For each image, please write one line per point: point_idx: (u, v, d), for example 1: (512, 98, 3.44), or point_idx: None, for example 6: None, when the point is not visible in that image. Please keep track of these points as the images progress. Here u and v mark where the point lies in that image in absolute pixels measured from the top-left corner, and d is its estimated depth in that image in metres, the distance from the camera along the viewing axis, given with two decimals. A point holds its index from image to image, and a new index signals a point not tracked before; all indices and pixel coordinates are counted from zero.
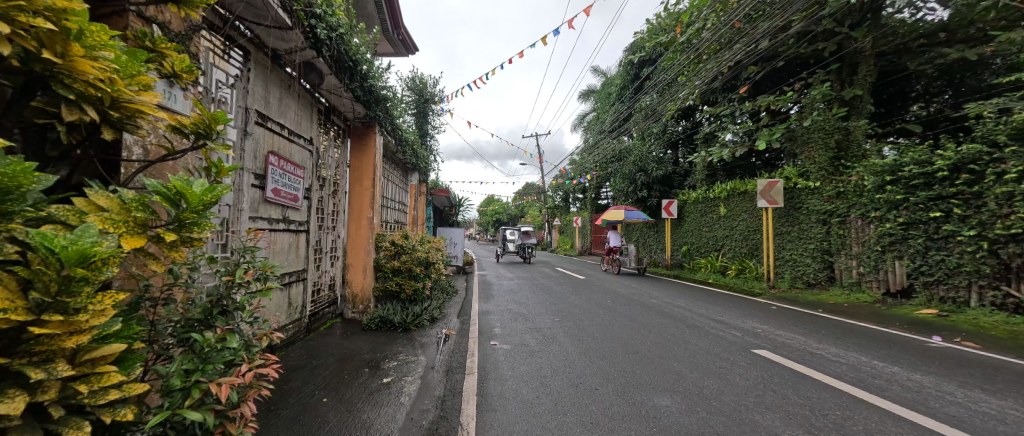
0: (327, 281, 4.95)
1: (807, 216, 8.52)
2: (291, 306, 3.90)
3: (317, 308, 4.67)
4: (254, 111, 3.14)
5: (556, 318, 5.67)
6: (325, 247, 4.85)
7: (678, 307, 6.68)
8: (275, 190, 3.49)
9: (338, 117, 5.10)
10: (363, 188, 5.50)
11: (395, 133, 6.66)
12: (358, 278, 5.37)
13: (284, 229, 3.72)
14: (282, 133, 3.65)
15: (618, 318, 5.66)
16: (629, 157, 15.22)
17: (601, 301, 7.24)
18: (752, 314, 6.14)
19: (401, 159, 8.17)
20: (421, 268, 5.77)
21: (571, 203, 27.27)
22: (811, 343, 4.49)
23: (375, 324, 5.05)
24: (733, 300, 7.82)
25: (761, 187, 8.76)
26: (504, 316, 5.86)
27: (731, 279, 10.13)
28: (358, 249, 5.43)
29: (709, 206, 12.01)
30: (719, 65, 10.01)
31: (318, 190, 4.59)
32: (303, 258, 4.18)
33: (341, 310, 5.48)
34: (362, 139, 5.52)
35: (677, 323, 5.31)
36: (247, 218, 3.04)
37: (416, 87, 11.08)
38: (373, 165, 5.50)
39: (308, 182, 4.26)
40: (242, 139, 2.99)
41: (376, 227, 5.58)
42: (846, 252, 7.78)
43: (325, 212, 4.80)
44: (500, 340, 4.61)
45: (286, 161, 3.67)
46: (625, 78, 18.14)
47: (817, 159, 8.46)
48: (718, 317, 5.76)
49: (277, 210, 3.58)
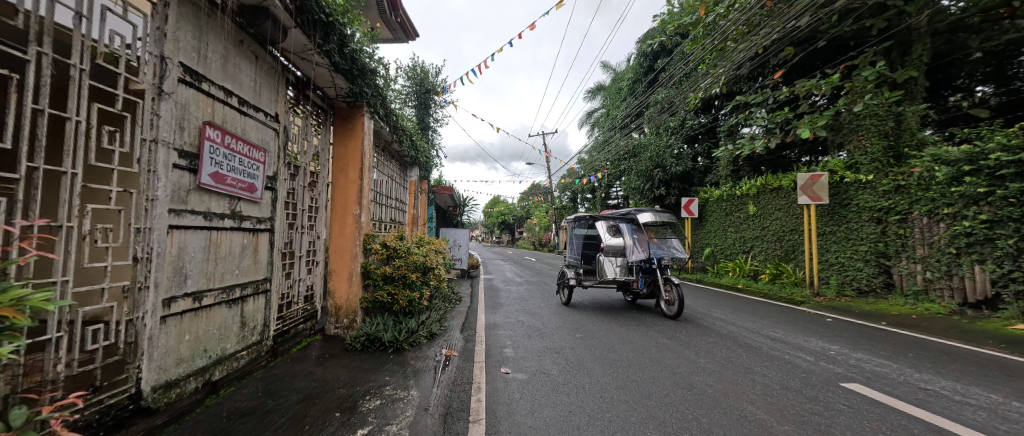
0: (304, 291, 4.10)
1: (856, 214, 7.51)
2: (245, 325, 3.02)
3: (289, 324, 3.80)
4: (179, 64, 2.29)
5: (578, 334, 4.76)
6: (300, 251, 4.00)
7: (716, 319, 5.69)
8: (216, 175, 2.63)
9: (316, 94, 4.23)
10: (348, 180, 4.62)
11: (390, 118, 5.80)
12: (343, 287, 4.50)
13: (235, 225, 2.87)
14: (229, 101, 2.78)
15: (653, 335, 4.72)
16: (645, 153, 14.20)
17: (625, 312, 6.27)
18: (810, 330, 5.16)
19: (397, 149, 7.30)
20: (418, 274, 4.89)
21: (580, 204, 26.15)
22: (908, 372, 3.54)
23: (360, 343, 4.17)
24: (776, 310, 6.82)
25: (802, 181, 7.79)
26: (515, 332, 4.95)
27: (764, 284, 9.12)
28: (344, 252, 4.56)
29: (735, 204, 11.01)
30: (752, 47, 8.94)
31: (289, 180, 3.72)
32: (267, 264, 3.32)
33: (322, 324, 4.60)
34: (346, 122, 4.67)
35: (730, 343, 4.35)
36: (164, 210, 2.20)
37: (417, 77, 10.28)
38: (360, 152, 4.62)
39: (272, 168, 3.38)
40: (156, 101, 2.14)
41: (365, 226, 4.72)
42: (908, 255, 6.75)
43: (299, 208, 3.94)
44: (513, 365, 3.70)
45: (234, 137, 2.81)
46: (638, 71, 17.21)
47: (868, 148, 7.47)
48: (774, 335, 4.79)
49: (223, 202, 2.72)
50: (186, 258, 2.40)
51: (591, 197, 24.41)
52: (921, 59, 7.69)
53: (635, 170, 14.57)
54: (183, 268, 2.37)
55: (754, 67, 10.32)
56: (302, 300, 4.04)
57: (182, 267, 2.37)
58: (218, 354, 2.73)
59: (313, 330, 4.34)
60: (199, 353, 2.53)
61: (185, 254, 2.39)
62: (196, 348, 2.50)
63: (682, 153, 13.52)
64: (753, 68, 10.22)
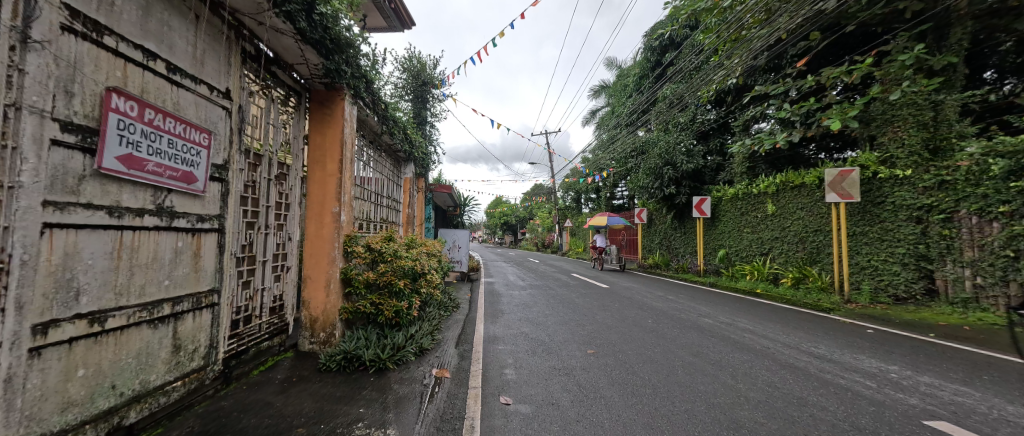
0: (271, 302, 3.50)
1: (892, 212, 6.84)
2: (179, 350, 2.41)
3: (248, 342, 3.18)
4: (61, 5, 1.69)
5: (590, 350, 4.15)
6: (265, 255, 3.40)
7: (741, 329, 5.07)
8: (129, 159, 2.02)
9: (286, 72, 3.64)
10: (326, 172, 4.03)
11: (377, 106, 5.20)
12: (319, 296, 3.90)
13: (162, 225, 2.26)
14: (153, 67, 2.19)
15: (676, 351, 4.08)
16: (654, 149, 13.53)
17: (641, 321, 5.61)
18: (854, 344, 4.52)
19: (388, 143, 6.68)
20: (406, 281, 4.27)
21: (584, 204, 25.63)
22: (1000, 404, 2.87)
23: (337, 362, 3.56)
24: (806, 318, 6.17)
25: (830, 177, 7.28)
26: (518, 347, 4.33)
27: (786, 289, 8.46)
28: (320, 256, 3.95)
29: (751, 203, 10.36)
30: (774, 32, 8.28)
31: (248, 171, 3.13)
32: (214, 273, 2.72)
33: (294, 339, 3.99)
34: (324, 107, 4.05)
35: (769, 363, 3.70)
36: (35, 201, 1.60)
37: (413, 69, 9.72)
38: (339, 140, 4.03)
39: (222, 156, 2.77)
40: (21, 53, 1.55)
41: (345, 226, 4.13)
42: (953, 258, 6.09)
43: (263, 204, 3.34)
44: (514, 393, 3.08)
45: (160, 112, 2.21)
46: (645, 66, 16.59)
47: (906, 140, 6.78)
48: (816, 351, 4.15)
49: (141, 194, 2.12)
50: (78, 267, 1.80)
51: (595, 197, 23.87)
52: (961, 43, 7.03)
53: (643, 168, 13.92)
54: (72, 281, 1.78)
55: (771, 58, 9.69)
56: (267, 312, 3.44)
57: (71, 279, 1.77)
58: (134, 389, 2.13)
59: (283, 347, 3.73)
60: (102, 391, 1.94)
61: (77, 262, 1.79)
62: (97, 386, 1.90)
63: (693, 149, 12.82)
64: (770, 58, 9.59)
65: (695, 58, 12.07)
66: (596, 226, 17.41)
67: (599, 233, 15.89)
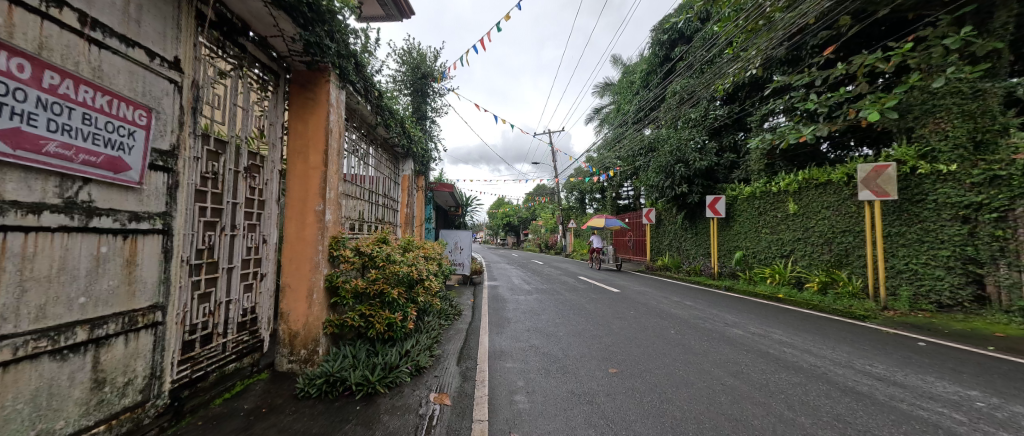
0: (240, 317, 2.98)
1: (933, 211, 6.27)
2: (102, 385, 1.88)
3: (207, 366, 2.66)
4: None
5: (612, 369, 3.60)
6: (231, 262, 2.87)
7: (777, 342, 4.50)
8: (18, 136, 1.49)
9: (258, 47, 3.11)
10: (307, 165, 3.50)
11: (370, 93, 4.66)
12: (299, 307, 3.38)
13: (73, 226, 1.73)
14: (58, 18, 1.66)
15: (712, 371, 3.52)
16: (664, 146, 12.98)
17: (663, 332, 5.05)
18: (914, 361, 3.94)
19: (384, 136, 6.15)
20: (402, 290, 3.74)
21: (588, 204, 25.11)
22: None
23: (318, 387, 3.01)
24: (844, 327, 5.58)
25: (863, 173, 6.76)
26: (529, 365, 3.79)
27: (813, 294, 7.88)
28: (300, 261, 3.42)
29: (770, 202, 9.78)
30: (798, 18, 7.72)
31: (206, 160, 2.60)
32: (157, 285, 2.19)
33: (271, 357, 3.46)
34: (305, 90, 3.52)
35: (827, 388, 3.13)
36: None
37: (412, 62, 9.23)
38: (323, 128, 3.50)
39: (169, 139, 2.24)
40: None
41: (331, 226, 3.60)
42: (1008, 261, 5.50)
43: (228, 201, 2.81)
44: (528, 429, 2.53)
45: (68, 77, 1.68)
46: (653, 61, 16.04)
47: (950, 132, 6.17)
48: (874, 371, 3.57)
49: (37, 183, 1.59)
50: None
51: (600, 196, 23.31)
52: (1007, 27, 6.34)
53: (653, 166, 13.35)
54: None
55: (791, 47, 9.12)
56: (234, 329, 2.91)
57: None
58: None
59: (255, 368, 3.21)
60: None
61: None
62: None
63: (706, 146, 12.21)
64: (791, 47, 9.01)
65: (707, 52, 11.55)
66: (601, 227, 16.93)
67: (595, 233, 15.88)
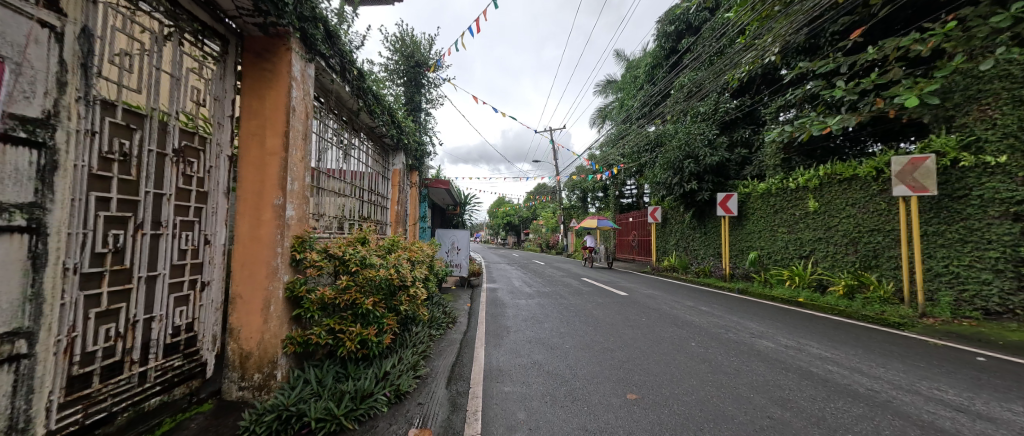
0: (168, 337, 2.40)
1: (979, 208, 5.64)
2: None
3: (114, 404, 2.06)
4: None
5: (630, 395, 3.01)
6: (154, 269, 2.28)
7: (818, 359, 3.89)
8: None
9: (197, 4, 2.51)
10: (262, 150, 2.89)
11: (348, 73, 4.04)
12: (251, 322, 2.79)
13: None
14: None
15: (752, 399, 2.91)
16: (672, 141, 12.37)
17: (684, 344, 4.44)
18: (987, 384, 3.32)
19: (370, 125, 5.56)
20: (379, 300, 3.12)
21: (590, 203, 24.50)
22: None
23: (268, 425, 2.39)
24: (885, 338, 4.96)
25: (897, 166, 6.19)
26: (532, 388, 3.18)
27: (838, 298, 7.26)
28: (252, 266, 2.82)
29: (787, 199, 9.17)
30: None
31: (106, 136, 1.99)
32: (19, 304, 1.55)
33: (218, 383, 2.87)
34: (261, 60, 2.90)
35: (902, 424, 2.52)
36: None
37: (405, 49, 8.61)
38: (281, 105, 2.89)
39: (38, 99, 1.60)
40: None
41: (294, 224, 2.99)
42: None
43: (147, 191, 2.23)
44: None
45: None
46: (659, 54, 15.41)
47: (997, 120, 5.53)
48: (948, 399, 2.96)
49: None
50: None
51: (602, 195, 22.70)
52: None
53: (661, 162, 12.74)
54: None
55: (811, 32, 8.48)
56: (158, 353, 2.32)
57: None
58: None
59: (195, 398, 2.63)
60: None
61: None
62: None
63: (716, 140, 11.57)
64: (811, 33, 8.38)
65: (716, 41, 10.95)
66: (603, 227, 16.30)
67: (588, 234, 15.15)
